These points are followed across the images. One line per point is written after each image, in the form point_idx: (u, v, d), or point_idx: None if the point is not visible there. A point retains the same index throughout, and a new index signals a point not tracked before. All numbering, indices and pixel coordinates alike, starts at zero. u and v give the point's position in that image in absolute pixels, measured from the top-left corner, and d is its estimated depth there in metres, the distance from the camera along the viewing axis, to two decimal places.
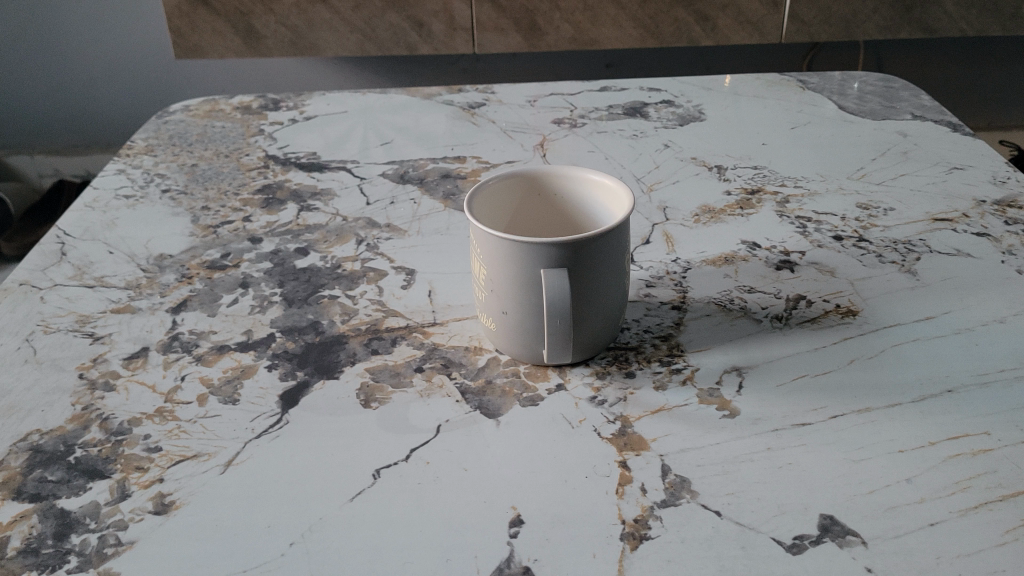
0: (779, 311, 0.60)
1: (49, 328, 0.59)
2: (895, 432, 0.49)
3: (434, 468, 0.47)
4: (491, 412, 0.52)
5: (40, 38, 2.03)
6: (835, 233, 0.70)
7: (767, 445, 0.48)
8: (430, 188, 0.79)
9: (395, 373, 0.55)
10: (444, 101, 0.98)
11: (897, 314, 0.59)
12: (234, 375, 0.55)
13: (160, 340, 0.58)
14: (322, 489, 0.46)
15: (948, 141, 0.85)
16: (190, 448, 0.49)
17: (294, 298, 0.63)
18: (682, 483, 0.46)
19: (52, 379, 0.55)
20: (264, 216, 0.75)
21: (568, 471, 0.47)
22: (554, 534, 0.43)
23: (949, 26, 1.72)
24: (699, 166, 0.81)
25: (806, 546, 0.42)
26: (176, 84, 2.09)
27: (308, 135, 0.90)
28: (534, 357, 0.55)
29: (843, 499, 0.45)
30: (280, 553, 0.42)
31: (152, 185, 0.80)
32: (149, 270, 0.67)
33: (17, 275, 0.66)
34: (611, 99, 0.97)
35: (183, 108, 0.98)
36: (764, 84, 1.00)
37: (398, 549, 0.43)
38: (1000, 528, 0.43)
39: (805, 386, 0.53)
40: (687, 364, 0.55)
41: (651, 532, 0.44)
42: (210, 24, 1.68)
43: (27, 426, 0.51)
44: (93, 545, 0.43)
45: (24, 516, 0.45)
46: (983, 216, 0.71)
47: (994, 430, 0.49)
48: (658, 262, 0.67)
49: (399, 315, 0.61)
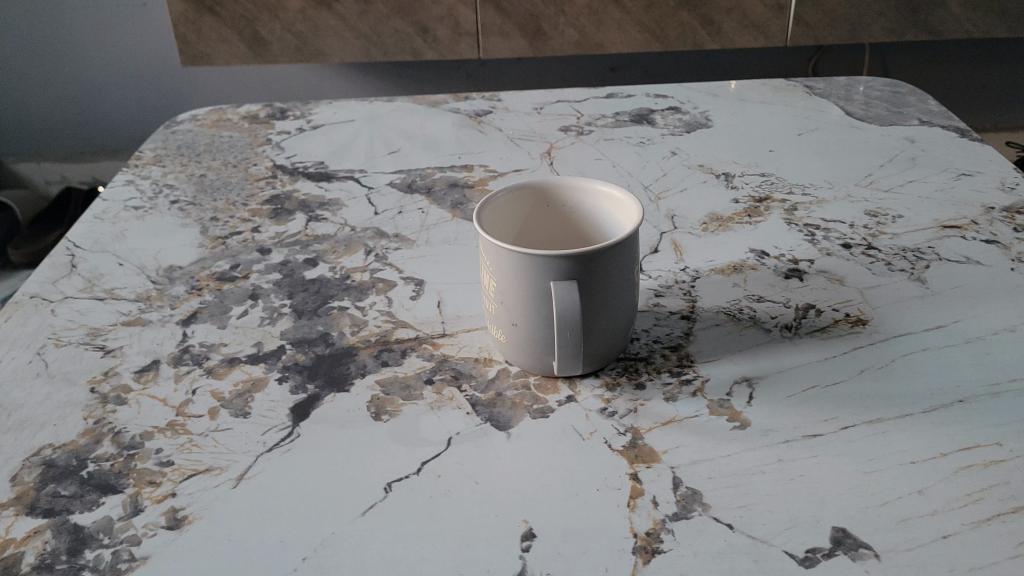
0: (788, 320, 0.60)
1: (61, 341, 0.60)
2: (906, 443, 0.49)
3: (446, 482, 0.47)
4: (502, 425, 0.52)
5: (46, 43, 2.04)
6: (843, 241, 0.70)
7: (779, 457, 0.48)
8: (438, 198, 0.79)
9: (406, 385, 0.55)
10: (451, 108, 0.98)
11: (907, 324, 0.59)
12: (245, 388, 0.55)
13: (171, 353, 0.58)
14: (335, 503, 0.46)
15: (956, 147, 0.85)
16: (202, 462, 0.49)
17: (304, 309, 0.63)
18: (694, 495, 0.46)
19: (63, 393, 0.55)
20: (273, 226, 0.75)
21: (580, 484, 0.47)
22: (567, 548, 0.43)
23: (954, 28, 1.72)
24: (706, 174, 0.81)
25: (818, 560, 0.42)
26: (181, 90, 2.10)
27: (315, 144, 0.91)
28: (544, 369, 0.55)
29: (856, 512, 0.45)
30: (293, 568, 0.42)
31: (160, 196, 0.81)
32: (160, 281, 0.67)
33: (28, 288, 0.66)
34: (617, 106, 0.97)
35: (190, 117, 0.98)
36: (771, 90, 1.00)
37: (411, 564, 0.43)
38: (1013, 541, 0.43)
39: (816, 397, 0.53)
40: (698, 375, 0.55)
41: (663, 546, 0.43)
42: (216, 31, 1.68)
43: (39, 441, 0.51)
44: (106, 560, 0.43)
45: (38, 531, 0.45)
46: (992, 223, 0.71)
47: (1006, 441, 0.49)
48: (667, 271, 0.67)
49: (409, 326, 0.61)
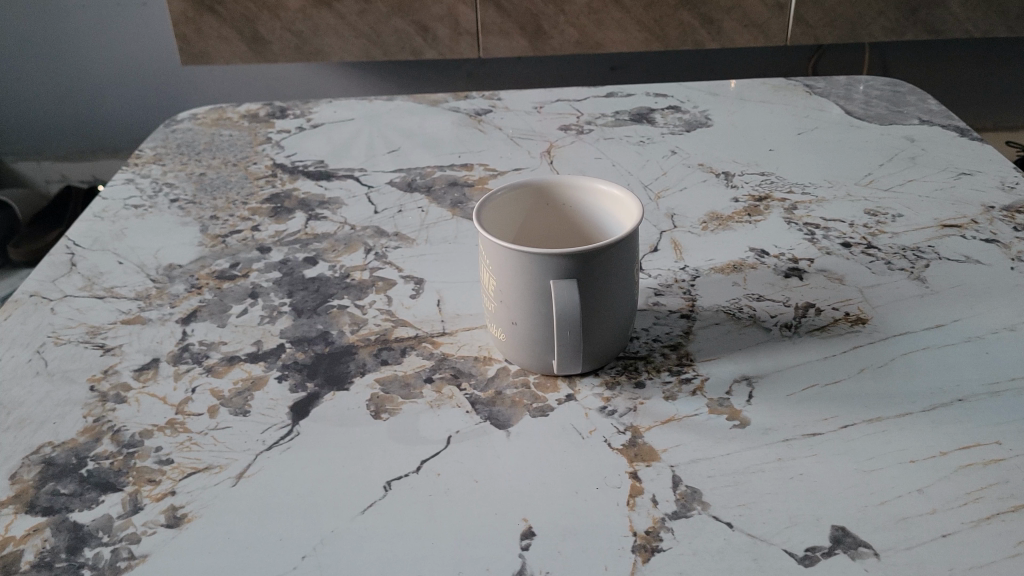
0: (788, 319, 0.60)
1: (60, 340, 0.60)
2: (906, 442, 0.49)
3: (445, 480, 0.47)
4: (501, 423, 0.52)
5: (45, 42, 2.04)
6: (843, 240, 0.70)
7: (778, 456, 0.48)
8: (438, 196, 0.79)
9: (406, 384, 0.55)
10: (451, 107, 0.98)
11: (907, 323, 0.59)
12: (244, 386, 0.55)
13: (170, 351, 0.58)
14: (334, 502, 0.46)
15: (956, 146, 0.85)
16: (202, 460, 0.49)
17: (303, 308, 0.63)
18: (694, 494, 0.46)
19: (63, 392, 0.55)
20: (273, 225, 0.75)
21: (580, 482, 0.47)
22: (567, 546, 0.43)
23: (954, 28, 1.72)
24: (706, 173, 0.81)
25: (818, 558, 0.42)
26: (181, 89, 2.10)
27: (315, 143, 0.91)
28: (544, 367, 0.55)
29: (856, 510, 0.45)
30: (292, 566, 0.42)
31: (160, 195, 0.81)
32: (160, 280, 0.67)
33: (28, 286, 0.66)
34: (617, 105, 0.97)
35: (190, 116, 0.98)
36: (771, 89, 1.00)
37: (410, 562, 0.43)
38: (1012, 539, 0.43)
39: (816, 396, 0.53)
40: (698, 373, 0.55)
41: (662, 545, 0.43)
42: (216, 31, 1.68)
43: (39, 439, 0.51)
44: (106, 559, 0.43)
45: (38, 529, 0.45)
46: (992, 222, 0.71)
47: (1005, 440, 0.49)
48: (667, 270, 0.67)
49: (408, 324, 0.61)
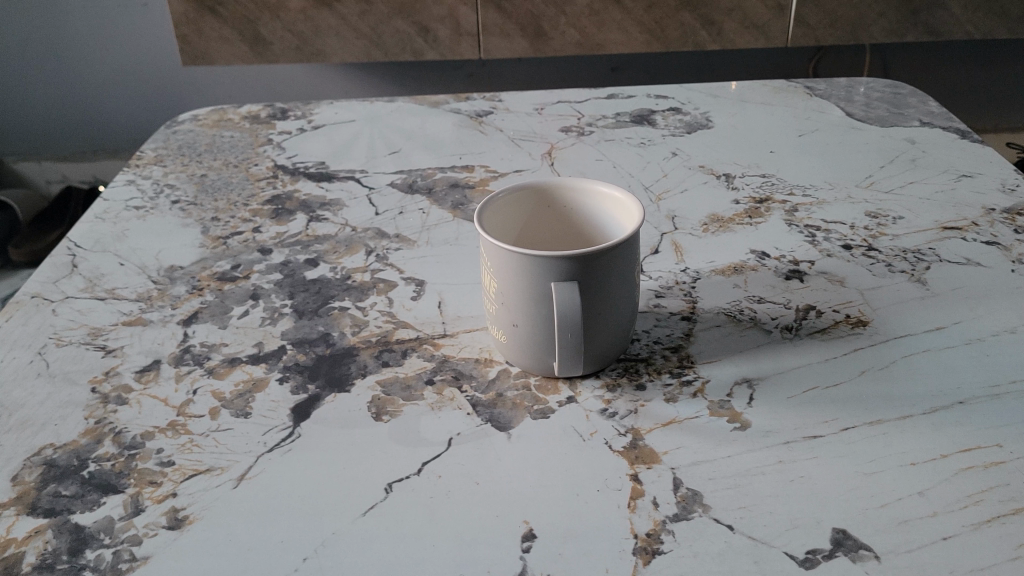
0: (789, 321, 0.60)
1: (61, 341, 0.60)
2: (906, 444, 0.49)
3: (446, 482, 0.48)
4: (502, 426, 0.52)
5: (46, 42, 2.04)
6: (843, 242, 0.70)
7: (779, 459, 0.48)
8: (438, 198, 0.79)
9: (407, 386, 0.55)
10: (452, 109, 0.98)
11: (907, 325, 0.59)
12: (245, 388, 0.55)
13: (172, 353, 0.59)
14: (335, 503, 0.46)
15: (956, 148, 0.85)
16: (203, 462, 0.49)
17: (305, 309, 0.63)
18: (694, 496, 0.46)
19: (64, 393, 0.55)
20: (274, 226, 0.75)
21: (580, 484, 0.47)
22: (567, 549, 0.43)
23: (955, 29, 1.72)
24: (707, 175, 0.81)
25: (818, 561, 0.42)
26: (182, 90, 2.10)
27: (317, 144, 0.91)
28: (545, 370, 0.55)
29: (856, 513, 0.45)
30: (293, 568, 0.42)
31: (161, 196, 0.81)
32: (161, 281, 0.67)
33: (29, 288, 0.66)
34: (618, 107, 0.97)
35: (191, 117, 0.99)
36: (772, 91, 1.00)
37: (411, 564, 0.43)
38: (1013, 542, 0.43)
39: (817, 398, 0.53)
40: (698, 376, 0.55)
41: (663, 547, 0.44)
42: (217, 31, 1.68)
43: (40, 440, 0.51)
44: (107, 560, 0.44)
45: (39, 531, 0.45)
46: (992, 224, 0.71)
47: (1006, 442, 0.49)
48: (667, 272, 0.67)
49: (409, 326, 0.61)
